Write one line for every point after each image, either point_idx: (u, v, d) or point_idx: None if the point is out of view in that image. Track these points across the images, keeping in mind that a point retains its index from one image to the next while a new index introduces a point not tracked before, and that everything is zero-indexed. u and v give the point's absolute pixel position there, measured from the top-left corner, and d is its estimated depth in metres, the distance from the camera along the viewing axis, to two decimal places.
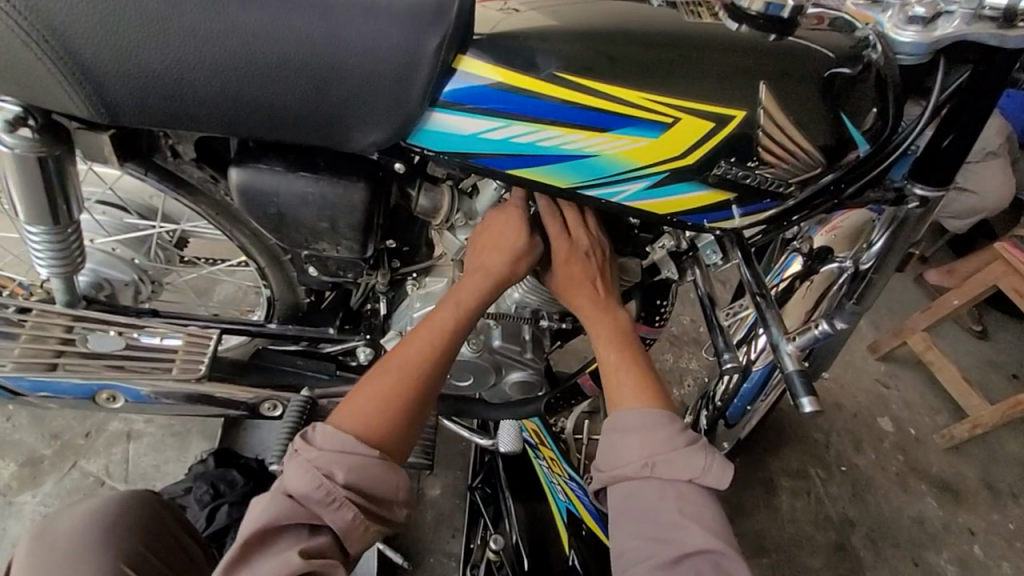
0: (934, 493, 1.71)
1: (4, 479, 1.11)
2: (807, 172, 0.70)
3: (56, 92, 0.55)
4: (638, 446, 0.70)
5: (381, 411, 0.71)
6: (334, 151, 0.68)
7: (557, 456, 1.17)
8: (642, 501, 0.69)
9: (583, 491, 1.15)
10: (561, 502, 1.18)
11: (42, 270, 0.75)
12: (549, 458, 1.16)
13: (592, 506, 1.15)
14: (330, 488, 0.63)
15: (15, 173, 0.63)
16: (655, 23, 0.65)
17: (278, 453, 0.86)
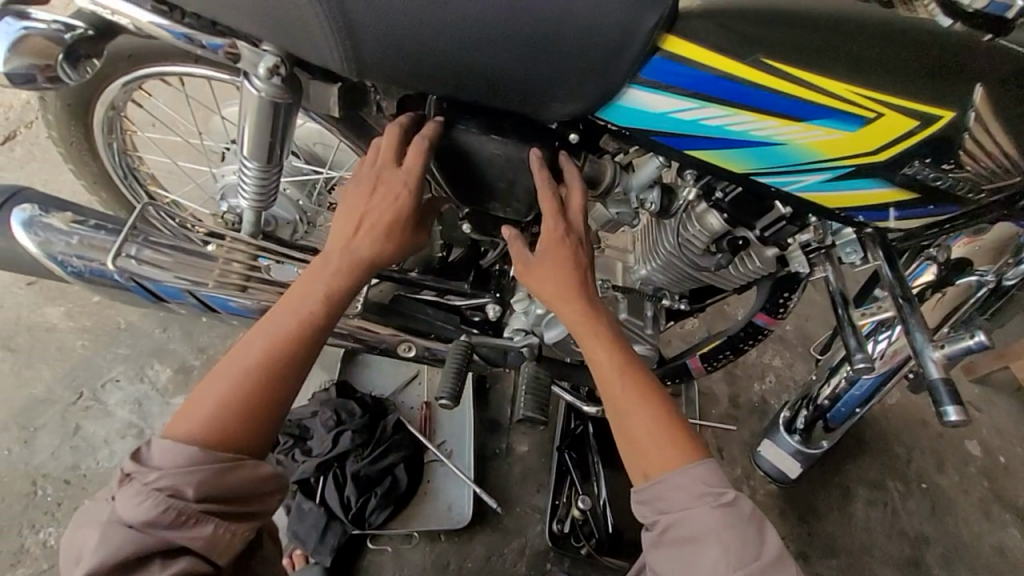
0: (1019, 524, 1.65)
1: (162, 381, 1.27)
2: (1000, 179, 0.67)
3: (320, 45, 0.63)
4: (684, 493, 0.70)
5: (223, 410, 0.68)
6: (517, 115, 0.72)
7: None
8: (659, 494, 0.71)
9: None
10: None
11: (244, 202, 0.85)
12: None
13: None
14: (176, 507, 0.63)
15: (254, 112, 0.71)
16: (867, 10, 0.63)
17: (448, 390, 0.93)
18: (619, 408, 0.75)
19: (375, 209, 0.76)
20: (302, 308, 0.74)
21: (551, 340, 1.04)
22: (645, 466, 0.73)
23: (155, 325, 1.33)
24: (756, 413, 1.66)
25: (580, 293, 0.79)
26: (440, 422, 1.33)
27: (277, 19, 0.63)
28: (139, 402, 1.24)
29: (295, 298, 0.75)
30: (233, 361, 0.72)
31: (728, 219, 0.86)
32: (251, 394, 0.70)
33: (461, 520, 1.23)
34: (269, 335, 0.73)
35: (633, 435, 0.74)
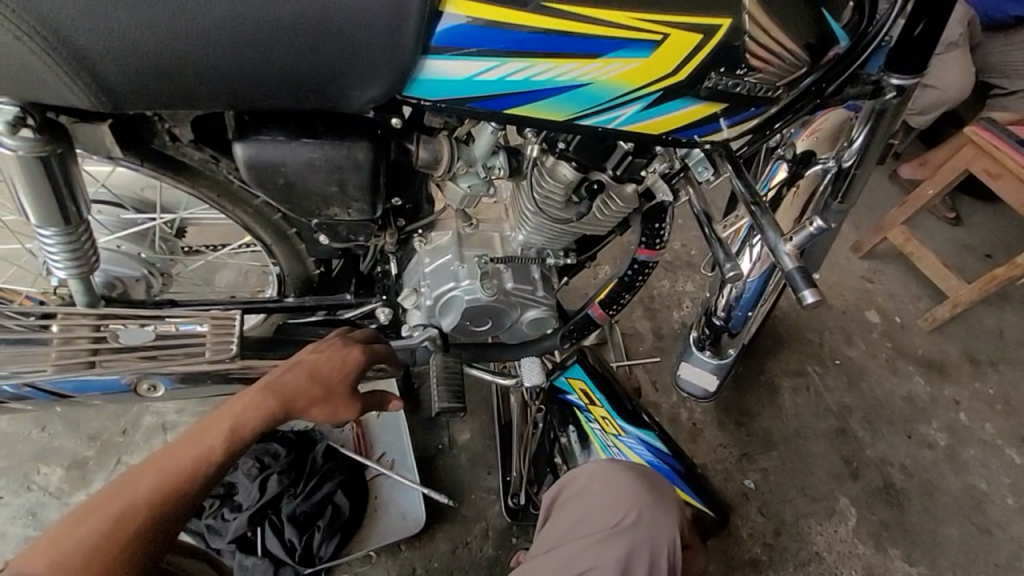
0: (921, 372, 1.83)
1: (54, 483, 1.15)
2: (793, 73, 0.70)
3: (55, 87, 0.55)
4: (636, 497, 0.87)
5: (107, 541, 0.56)
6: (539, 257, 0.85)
7: (614, 416, 1.19)
8: (621, 500, 0.87)
9: (642, 447, 1.17)
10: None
11: (60, 273, 0.75)
12: (606, 421, 1.19)
13: (659, 465, 1.15)
14: None
15: (21, 174, 0.63)
16: None
17: None
18: None
19: (328, 363, 0.87)
20: (219, 432, 0.69)
21: (448, 327, 1.01)
22: None
23: (31, 426, 1.20)
24: (680, 339, 1.73)
25: None
26: (375, 435, 1.30)
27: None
28: (32, 513, 1.12)
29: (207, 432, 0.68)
30: (121, 497, 0.59)
31: (579, 166, 0.86)
32: (159, 516, 0.59)
33: (418, 522, 1.22)
34: (173, 468, 0.63)
35: None
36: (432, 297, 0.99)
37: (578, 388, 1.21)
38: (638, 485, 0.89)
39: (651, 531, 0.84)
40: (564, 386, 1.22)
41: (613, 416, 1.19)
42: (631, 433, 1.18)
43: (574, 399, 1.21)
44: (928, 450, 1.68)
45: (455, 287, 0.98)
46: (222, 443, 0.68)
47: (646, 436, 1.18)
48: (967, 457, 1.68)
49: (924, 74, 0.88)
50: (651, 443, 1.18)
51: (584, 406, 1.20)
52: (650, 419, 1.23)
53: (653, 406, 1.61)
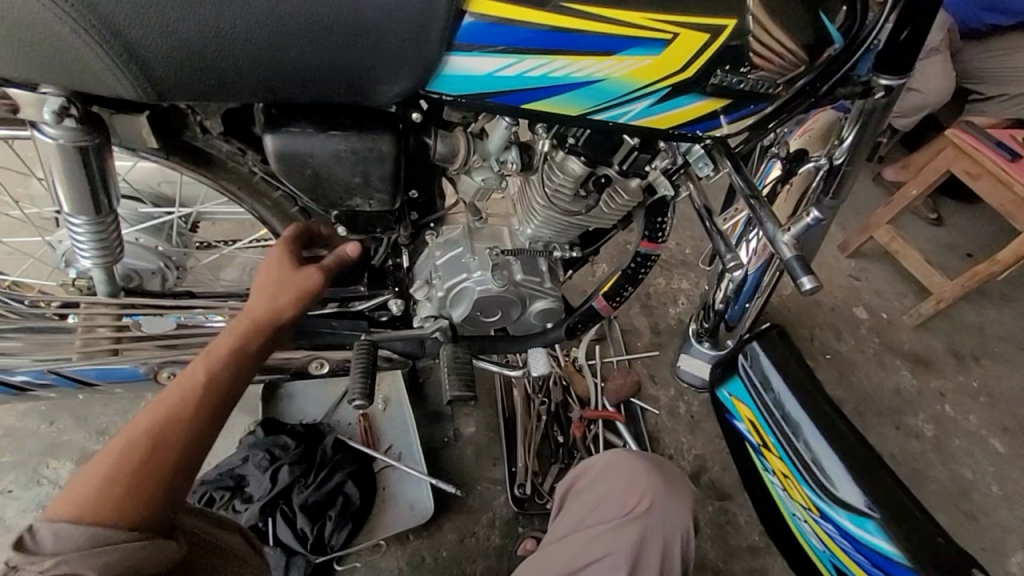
0: (907, 366, 1.89)
1: (64, 477, 1.16)
2: (792, 72, 0.75)
3: (102, 76, 0.57)
4: (649, 484, 0.90)
5: (124, 472, 0.56)
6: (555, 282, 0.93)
7: (797, 478, 1.07)
8: (633, 489, 0.90)
9: (831, 527, 1.02)
10: (823, 548, 1.05)
11: (85, 262, 0.77)
12: (787, 479, 1.10)
13: (865, 558, 0.95)
14: None
15: (59, 163, 0.65)
16: None
17: (359, 389, 0.96)
18: None
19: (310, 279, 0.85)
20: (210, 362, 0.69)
21: (459, 318, 1.04)
22: None
23: (39, 421, 1.21)
24: (677, 335, 1.77)
25: None
26: (381, 428, 1.32)
27: (34, 53, 0.56)
28: (43, 506, 1.12)
29: (185, 370, 0.66)
30: (114, 454, 0.58)
31: (587, 161, 0.90)
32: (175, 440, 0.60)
33: (426, 512, 1.24)
34: (154, 417, 0.61)
35: None
36: (444, 288, 1.02)
37: (745, 420, 1.18)
38: (649, 470, 0.92)
39: (666, 518, 0.88)
40: (732, 408, 1.22)
41: (798, 478, 1.07)
42: (823, 508, 1.02)
43: (745, 427, 1.20)
44: (915, 440, 1.74)
45: (467, 278, 1.01)
46: (199, 386, 0.66)
47: (851, 522, 0.96)
48: (953, 446, 1.75)
49: (909, 76, 0.94)
50: (863, 538, 0.95)
51: (757, 445, 1.17)
52: (880, 505, 0.93)
53: (652, 399, 1.65)
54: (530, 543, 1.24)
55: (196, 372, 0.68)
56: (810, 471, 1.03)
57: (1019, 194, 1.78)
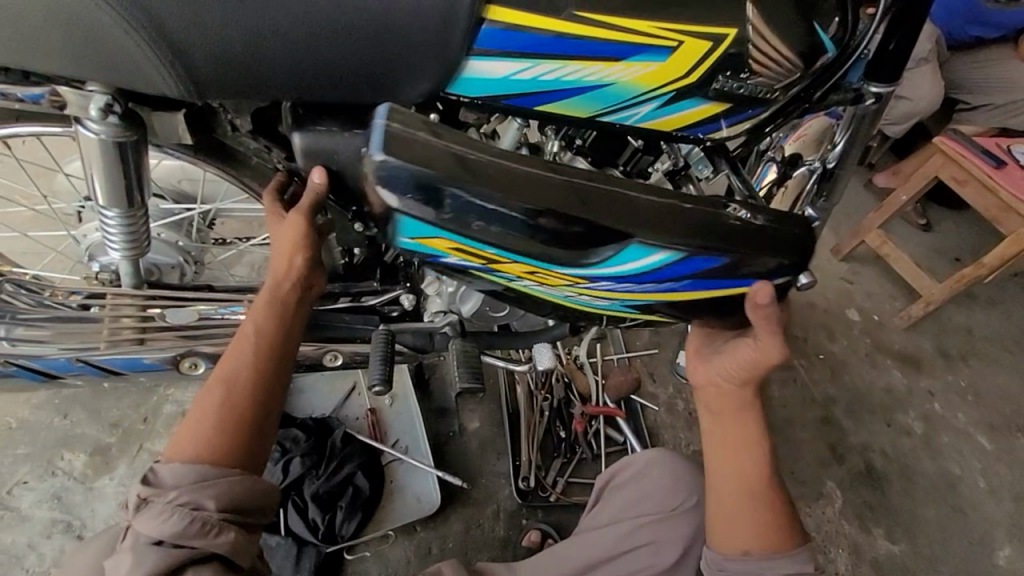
0: (897, 365, 1.95)
1: (78, 468, 1.18)
2: (788, 77, 0.80)
3: (149, 76, 0.61)
4: (693, 483, 1.01)
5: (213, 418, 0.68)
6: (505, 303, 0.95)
7: (542, 266, 0.84)
8: (677, 488, 1.00)
9: (610, 285, 0.88)
10: (612, 304, 0.93)
11: (114, 254, 0.80)
12: (532, 273, 0.86)
13: (644, 284, 0.88)
14: (203, 519, 0.61)
15: (99, 157, 0.68)
16: None
17: (378, 376, 0.98)
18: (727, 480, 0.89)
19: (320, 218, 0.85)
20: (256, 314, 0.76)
21: (468, 312, 1.09)
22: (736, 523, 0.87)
23: (54, 413, 1.23)
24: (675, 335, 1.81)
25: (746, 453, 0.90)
26: (388, 423, 1.35)
27: (88, 54, 0.60)
28: (58, 497, 1.15)
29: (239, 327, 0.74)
30: (197, 414, 0.69)
31: (593, 161, 0.96)
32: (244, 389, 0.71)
33: (432, 504, 1.27)
34: (222, 376, 0.72)
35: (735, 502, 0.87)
36: (455, 284, 1.06)
37: (452, 254, 0.82)
38: (689, 469, 1.03)
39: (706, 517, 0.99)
40: (428, 248, 0.83)
41: (537, 264, 0.84)
42: (591, 273, 0.86)
43: (460, 261, 0.85)
44: (906, 437, 1.79)
45: None
46: (250, 346, 0.73)
47: (620, 262, 0.84)
48: (942, 443, 1.80)
49: (898, 83, 0.99)
50: (640, 268, 0.85)
51: (486, 265, 0.85)
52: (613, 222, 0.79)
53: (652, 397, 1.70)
54: (534, 534, 1.28)
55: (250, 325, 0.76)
56: (548, 240, 0.80)
57: (1004, 200, 1.85)
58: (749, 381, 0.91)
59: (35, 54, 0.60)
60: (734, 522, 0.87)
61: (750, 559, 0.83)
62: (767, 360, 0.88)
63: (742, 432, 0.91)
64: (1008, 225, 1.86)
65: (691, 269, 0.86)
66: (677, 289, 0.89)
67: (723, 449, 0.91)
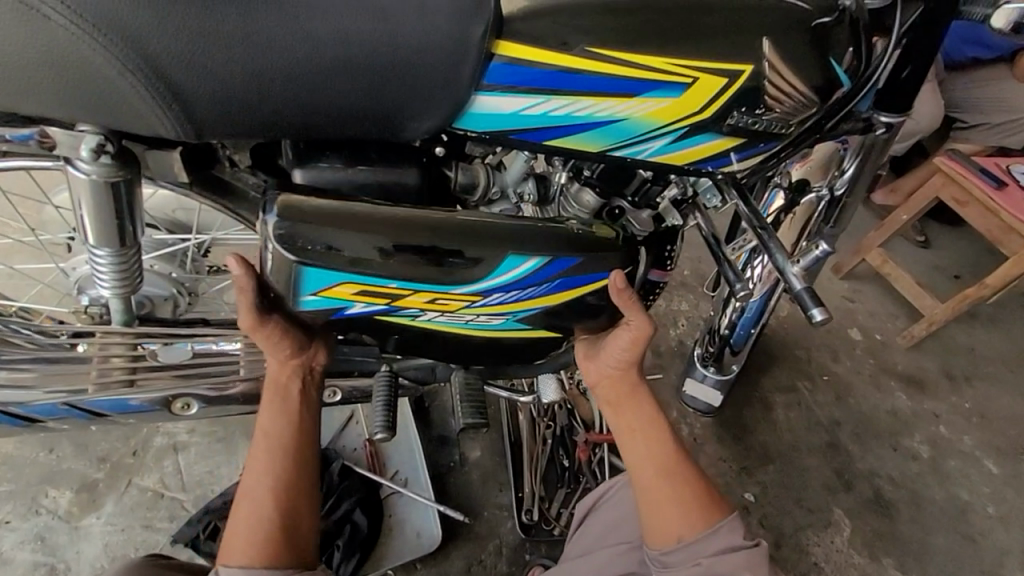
0: (902, 387, 1.92)
1: (63, 507, 1.13)
2: (803, 111, 0.78)
3: (143, 116, 0.58)
4: None
5: (257, 534, 0.80)
6: (495, 350, 0.98)
7: (433, 290, 0.83)
8: None
9: (508, 296, 0.88)
10: (505, 321, 0.92)
11: (104, 292, 0.76)
12: (432, 301, 0.84)
13: (524, 292, 0.89)
14: None
15: (90, 198, 0.65)
16: None
17: (381, 423, 0.97)
18: (645, 483, 0.92)
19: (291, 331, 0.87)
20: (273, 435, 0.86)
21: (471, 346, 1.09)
22: (666, 529, 0.90)
23: (39, 448, 1.18)
24: (679, 358, 1.79)
25: (656, 445, 0.95)
26: (387, 454, 1.31)
27: (80, 95, 0.57)
28: (42, 537, 1.10)
29: (260, 447, 0.84)
30: (239, 529, 0.80)
31: (601, 192, 0.92)
32: (282, 499, 0.83)
33: (433, 540, 1.23)
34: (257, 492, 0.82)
35: (663, 510, 0.90)
36: None
37: (354, 297, 0.80)
38: None
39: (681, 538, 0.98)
40: (334, 301, 0.81)
41: (432, 289, 0.82)
42: (482, 289, 0.85)
43: (365, 308, 0.82)
44: (913, 461, 1.76)
45: None
46: (271, 461, 0.84)
47: (499, 274, 0.85)
48: (949, 468, 1.77)
49: (909, 113, 0.98)
50: (517, 276, 0.86)
51: (390, 304, 0.83)
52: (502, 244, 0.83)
53: None
54: (537, 571, 1.24)
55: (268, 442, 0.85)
56: (425, 261, 0.80)
57: (1006, 221, 1.84)
58: (629, 364, 0.98)
59: (23, 95, 0.57)
60: (666, 508, 0.91)
61: (684, 543, 0.87)
62: (641, 336, 0.95)
63: (632, 419, 0.97)
64: (1011, 247, 1.85)
65: (556, 270, 0.88)
66: (550, 292, 0.90)
67: (630, 439, 0.96)
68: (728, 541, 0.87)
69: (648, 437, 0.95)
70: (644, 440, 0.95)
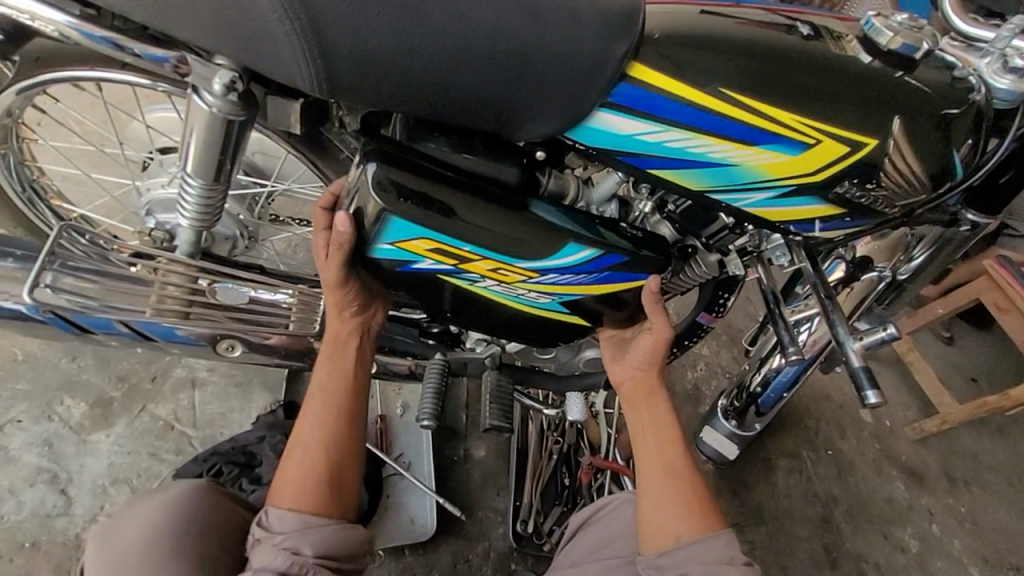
0: (903, 478, 1.89)
1: (76, 417, 1.13)
2: (912, 194, 0.78)
3: (285, 64, 0.59)
4: None
5: (307, 481, 0.82)
6: (530, 329, 0.94)
7: (499, 259, 0.80)
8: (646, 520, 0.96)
9: (562, 279, 0.85)
10: (550, 303, 0.88)
11: (182, 220, 0.76)
12: (494, 270, 0.82)
13: (576, 278, 0.85)
14: (302, 562, 0.75)
15: (203, 128, 0.65)
16: (789, 42, 0.71)
17: (428, 411, 1.00)
18: (652, 481, 0.91)
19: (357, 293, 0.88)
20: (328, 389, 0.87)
21: (513, 348, 1.07)
22: (666, 533, 0.88)
23: (62, 354, 1.18)
24: (691, 401, 1.78)
25: (669, 443, 0.94)
26: (395, 434, 1.30)
27: (232, 32, 0.57)
28: (50, 443, 1.10)
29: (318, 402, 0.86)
30: (290, 474, 0.82)
31: (679, 228, 0.92)
32: (332, 451, 0.85)
33: (426, 530, 1.23)
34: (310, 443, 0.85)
35: (666, 512, 0.88)
36: None
37: (427, 254, 0.79)
38: None
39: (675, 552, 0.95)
40: (405, 254, 0.79)
41: (499, 258, 0.80)
42: (543, 267, 0.82)
43: (431, 266, 0.81)
44: (900, 553, 1.75)
45: None
46: (327, 414, 0.86)
47: (563, 255, 0.81)
48: (934, 567, 1.76)
49: (996, 217, 0.98)
50: (579, 263, 0.83)
51: (455, 266, 0.81)
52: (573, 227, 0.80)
53: None
54: None
55: (324, 397, 0.87)
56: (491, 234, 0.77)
57: None
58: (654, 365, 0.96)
59: (171, 17, 0.57)
60: (669, 509, 0.89)
61: (682, 544, 0.85)
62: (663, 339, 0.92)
63: (647, 417, 0.95)
64: None
65: (608, 262, 0.84)
66: (596, 282, 0.86)
67: (643, 438, 0.95)
68: (727, 553, 0.84)
69: (664, 437, 0.94)
70: (657, 438, 0.94)
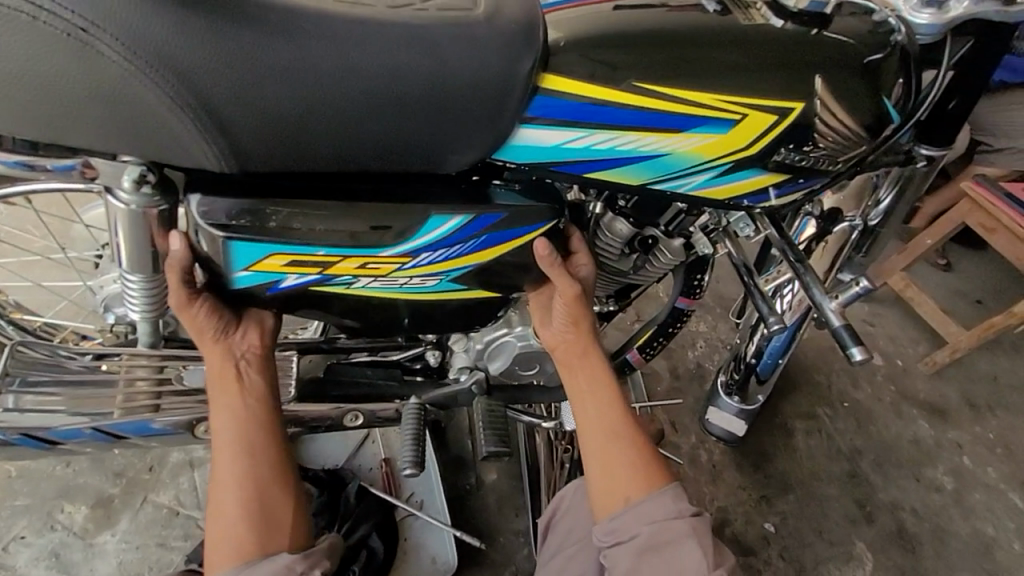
0: (924, 416, 1.86)
1: (78, 523, 1.12)
2: (850, 145, 0.76)
3: (190, 148, 0.59)
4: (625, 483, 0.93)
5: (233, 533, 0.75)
6: (447, 316, 0.88)
7: (358, 253, 0.74)
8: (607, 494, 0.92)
9: (438, 254, 0.77)
10: (441, 283, 0.81)
11: (133, 314, 0.75)
12: (362, 266, 0.76)
13: (451, 251, 0.77)
14: None
15: (127, 225, 0.66)
16: (701, 23, 0.69)
17: (409, 458, 0.97)
18: (595, 446, 0.87)
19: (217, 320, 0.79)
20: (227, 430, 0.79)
21: (497, 370, 1.04)
22: (615, 496, 0.85)
23: (55, 461, 1.18)
24: (696, 381, 1.76)
25: (608, 403, 0.90)
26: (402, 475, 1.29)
27: (128, 126, 0.57)
28: (56, 554, 1.09)
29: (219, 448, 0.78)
30: (215, 530, 0.75)
31: (635, 222, 0.90)
32: (251, 491, 0.77)
33: (449, 566, 1.21)
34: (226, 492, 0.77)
35: (613, 475, 0.85)
36: (483, 341, 1.01)
37: (286, 270, 0.74)
38: None
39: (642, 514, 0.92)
40: (266, 276, 0.75)
41: (360, 253, 0.74)
42: (411, 248, 0.75)
43: (299, 280, 0.76)
44: (936, 493, 1.72)
45: (509, 333, 1.00)
46: (233, 456, 0.78)
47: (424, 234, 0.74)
48: (973, 500, 1.72)
49: (953, 147, 0.93)
50: (444, 235, 0.75)
51: (322, 274, 0.76)
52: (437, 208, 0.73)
53: (674, 446, 1.66)
54: None
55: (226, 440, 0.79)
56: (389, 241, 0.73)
57: None
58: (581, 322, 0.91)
59: (65, 126, 0.57)
60: (616, 469, 0.86)
61: (631, 504, 0.82)
62: (575, 301, 0.87)
63: (584, 382, 0.91)
64: None
65: (484, 224, 0.76)
66: (478, 250, 0.78)
67: (581, 403, 0.90)
68: (676, 507, 0.82)
69: (603, 399, 0.90)
70: (596, 400, 0.90)
